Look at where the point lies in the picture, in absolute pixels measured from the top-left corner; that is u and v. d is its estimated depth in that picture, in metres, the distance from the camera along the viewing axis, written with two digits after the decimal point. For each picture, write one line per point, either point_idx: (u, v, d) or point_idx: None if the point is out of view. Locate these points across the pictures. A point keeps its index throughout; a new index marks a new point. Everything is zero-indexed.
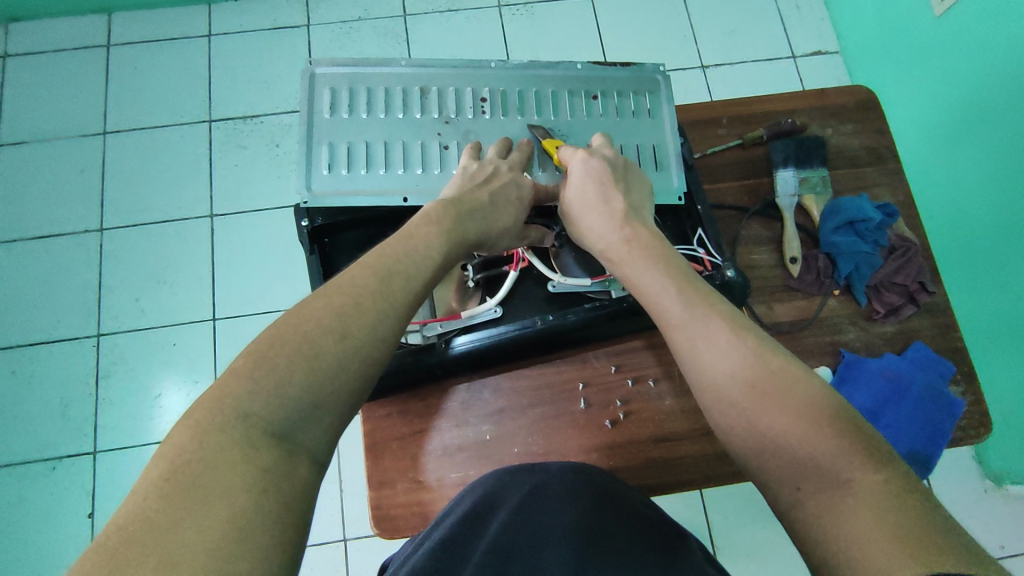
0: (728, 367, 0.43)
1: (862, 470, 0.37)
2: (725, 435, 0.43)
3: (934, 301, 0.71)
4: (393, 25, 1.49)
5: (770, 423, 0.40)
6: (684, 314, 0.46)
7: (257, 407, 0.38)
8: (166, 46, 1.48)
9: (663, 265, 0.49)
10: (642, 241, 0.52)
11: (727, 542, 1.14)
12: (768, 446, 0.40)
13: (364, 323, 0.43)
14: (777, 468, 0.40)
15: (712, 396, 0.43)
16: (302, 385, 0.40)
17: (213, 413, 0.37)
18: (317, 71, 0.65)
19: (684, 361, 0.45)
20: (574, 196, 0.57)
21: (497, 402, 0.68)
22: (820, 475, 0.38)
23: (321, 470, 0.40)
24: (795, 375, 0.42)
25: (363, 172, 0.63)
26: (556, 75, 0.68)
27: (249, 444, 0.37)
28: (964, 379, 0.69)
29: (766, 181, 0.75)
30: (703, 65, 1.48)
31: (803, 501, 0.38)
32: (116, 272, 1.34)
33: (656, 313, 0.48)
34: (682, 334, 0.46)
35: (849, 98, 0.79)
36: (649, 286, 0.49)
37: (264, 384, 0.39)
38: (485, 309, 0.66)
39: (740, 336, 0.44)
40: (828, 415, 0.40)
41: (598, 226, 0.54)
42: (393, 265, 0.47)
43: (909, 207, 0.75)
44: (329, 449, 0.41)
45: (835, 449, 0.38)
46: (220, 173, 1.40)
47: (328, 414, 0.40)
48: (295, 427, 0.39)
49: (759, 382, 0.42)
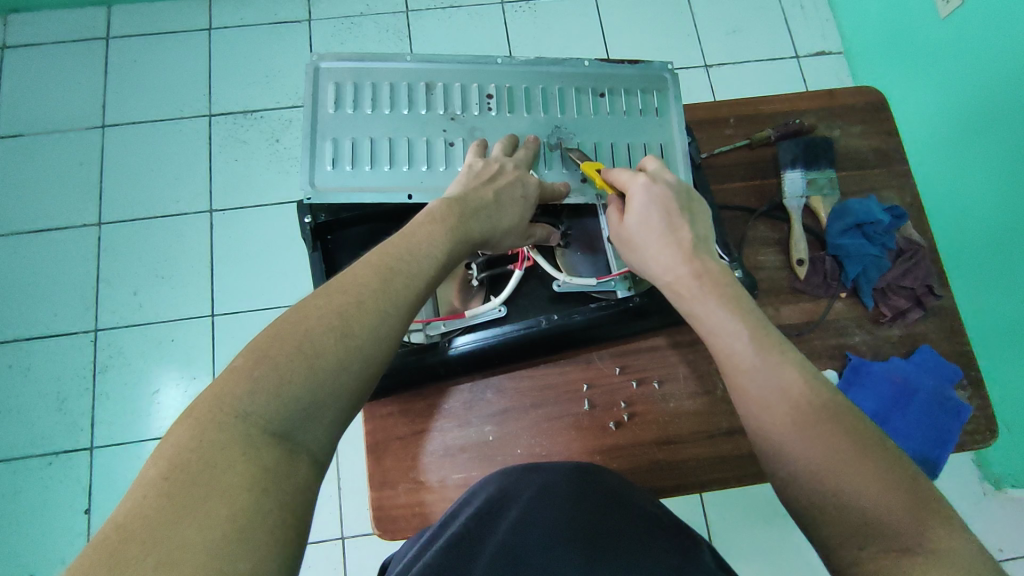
0: (801, 418, 0.43)
1: (936, 536, 0.38)
2: (785, 483, 0.43)
3: (942, 305, 0.70)
4: (395, 20, 1.48)
5: (843, 479, 0.40)
6: (757, 359, 0.45)
7: (257, 405, 0.37)
8: (165, 39, 1.46)
9: (736, 309, 0.48)
10: (711, 278, 0.49)
11: (726, 543, 1.14)
12: (840, 503, 0.40)
13: (366, 321, 0.42)
14: (847, 526, 0.40)
15: (781, 445, 0.43)
16: (303, 384, 0.39)
17: (212, 411, 0.36)
18: (321, 65, 0.64)
19: (752, 405, 0.45)
20: (636, 224, 0.54)
21: (500, 403, 0.67)
22: (895, 536, 0.39)
23: (322, 470, 0.39)
24: (869, 436, 0.42)
25: (367, 168, 0.62)
26: (564, 72, 0.67)
27: (248, 442, 0.36)
28: (971, 384, 0.68)
29: (773, 182, 0.74)
30: (707, 64, 1.47)
31: (866, 560, 0.39)
32: (113, 267, 1.33)
33: (722, 354, 0.47)
34: (753, 379, 0.45)
35: (857, 99, 0.78)
36: (717, 326, 0.48)
37: (263, 382, 0.38)
38: (489, 308, 0.65)
39: (814, 389, 0.44)
40: (902, 481, 0.40)
41: (664, 258, 0.52)
42: (395, 263, 0.46)
43: (916, 210, 0.74)
44: (330, 448, 0.40)
45: (910, 514, 0.39)
46: (219, 168, 1.39)
47: (329, 413, 0.39)
48: (295, 426, 0.38)
49: (835, 437, 0.42)
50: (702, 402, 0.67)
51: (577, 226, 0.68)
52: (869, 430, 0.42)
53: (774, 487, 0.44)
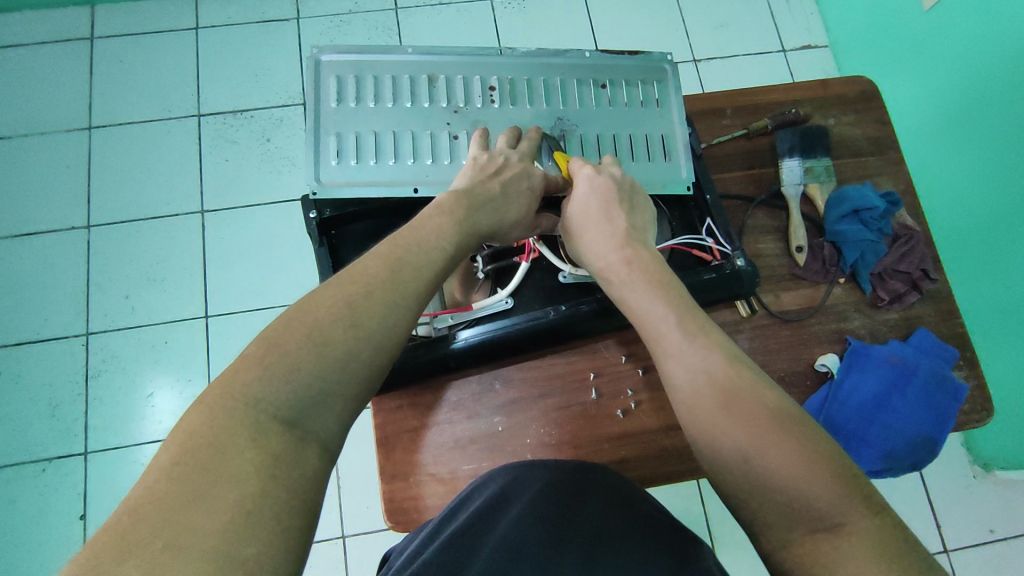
0: (726, 403, 0.43)
1: (857, 513, 0.39)
2: (715, 470, 0.43)
3: (937, 288, 0.72)
4: (384, 18, 1.47)
5: (767, 463, 0.41)
6: (687, 348, 0.46)
7: (267, 392, 0.37)
8: (151, 39, 1.45)
9: (663, 294, 0.50)
10: (642, 266, 0.52)
11: (724, 531, 1.16)
12: (762, 486, 0.41)
13: (376, 311, 0.42)
14: (770, 508, 0.40)
15: (705, 429, 0.44)
16: (313, 371, 0.39)
17: (223, 398, 0.36)
18: (322, 59, 0.64)
19: (680, 392, 0.46)
20: (577, 211, 0.57)
21: (508, 394, 0.67)
22: (816, 518, 0.39)
23: (333, 459, 0.39)
24: (791, 416, 0.43)
25: (372, 162, 0.62)
26: (565, 63, 0.67)
27: (258, 429, 0.36)
28: (967, 364, 0.70)
29: (770, 171, 0.76)
30: (695, 59, 1.48)
31: (797, 543, 0.40)
32: (104, 270, 1.32)
33: (654, 342, 0.49)
34: (681, 366, 0.46)
35: (849, 88, 0.79)
36: (650, 314, 0.49)
37: (275, 370, 0.38)
38: (496, 300, 0.66)
39: (737, 374, 0.44)
40: (825, 461, 0.41)
41: (599, 245, 0.54)
42: (404, 254, 0.47)
43: (910, 195, 0.76)
44: (341, 437, 0.40)
45: (831, 495, 0.39)
46: (210, 169, 1.38)
47: (339, 401, 0.40)
48: (306, 414, 0.38)
49: (759, 422, 0.42)
50: None
51: None
52: (793, 411, 0.43)
53: (704, 472, 0.44)
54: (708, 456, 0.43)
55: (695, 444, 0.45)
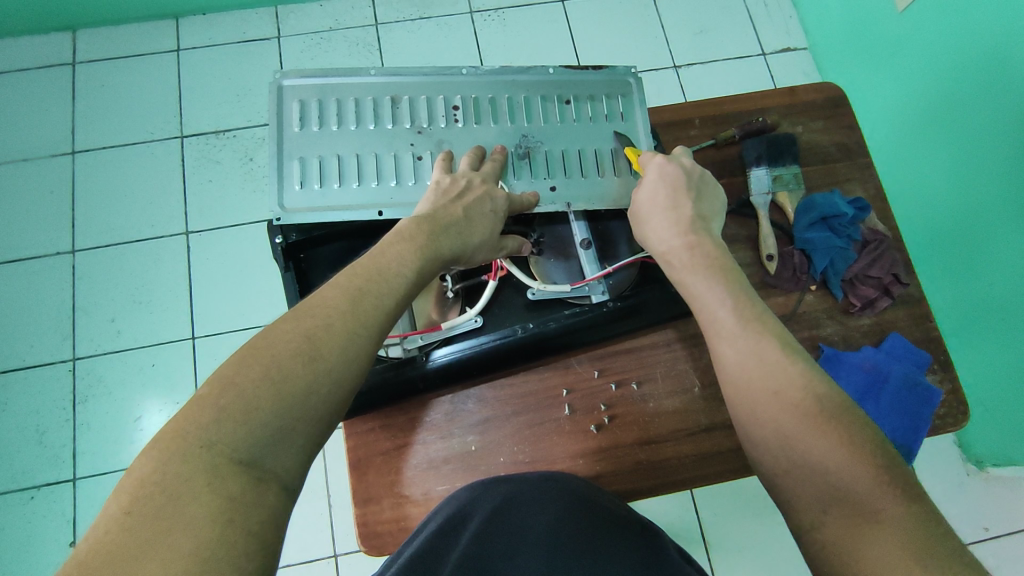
0: (773, 385, 0.44)
1: (895, 503, 0.38)
2: (757, 449, 0.44)
3: (908, 292, 0.72)
4: (365, 34, 1.48)
5: (808, 446, 0.41)
6: (738, 333, 0.47)
7: (223, 433, 0.35)
8: (133, 62, 1.45)
9: (720, 279, 0.51)
10: (700, 249, 0.53)
11: (719, 536, 1.15)
12: (802, 468, 0.41)
13: (335, 344, 0.40)
14: (808, 490, 0.41)
15: (751, 409, 0.44)
16: (271, 410, 0.37)
17: (175, 443, 0.34)
18: (285, 83, 0.64)
19: (727, 371, 0.46)
20: (645, 198, 0.58)
21: (482, 412, 0.67)
22: (852, 505, 0.39)
23: (292, 497, 0.37)
24: (838, 404, 0.42)
25: (336, 186, 0.62)
26: (529, 80, 0.68)
27: (214, 473, 0.34)
28: (941, 368, 0.70)
29: (739, 180, 0.76)
30: (676, 65, 1.49)
31: (826, 525, 0.40)
32: (89, 294, 1.32)
33: (708, 323, 0.49)
34: (732, 346, 0.46)
35: (818, 95, 0.80)
36: (705, 297, 0.50)
37: (230, 410, 0.36)
38: (465, 319, 0.65)
39: (787, 358, 0.45)
40: (868, 451, 0.40)
41: (661, 230, 0.56)
42: (365, 283, 0.44)
43: (880, 201, 0.76)
44: (301, 474, 0.38)
45: (869, 482, 0.39)
46: (194, 190, 1.38)
47: (298, 437, 0.38)
48: (263, 452, 0.36)
49: (805, 406, 0.42)
50: (682, 401, 0.68)
51: (549, 233, 0.69)
52: (839, 399, 0.43)
53: (748, 453, 0.45)
54: (752, 434, 0.44)
55: (741, 422, 0.46)
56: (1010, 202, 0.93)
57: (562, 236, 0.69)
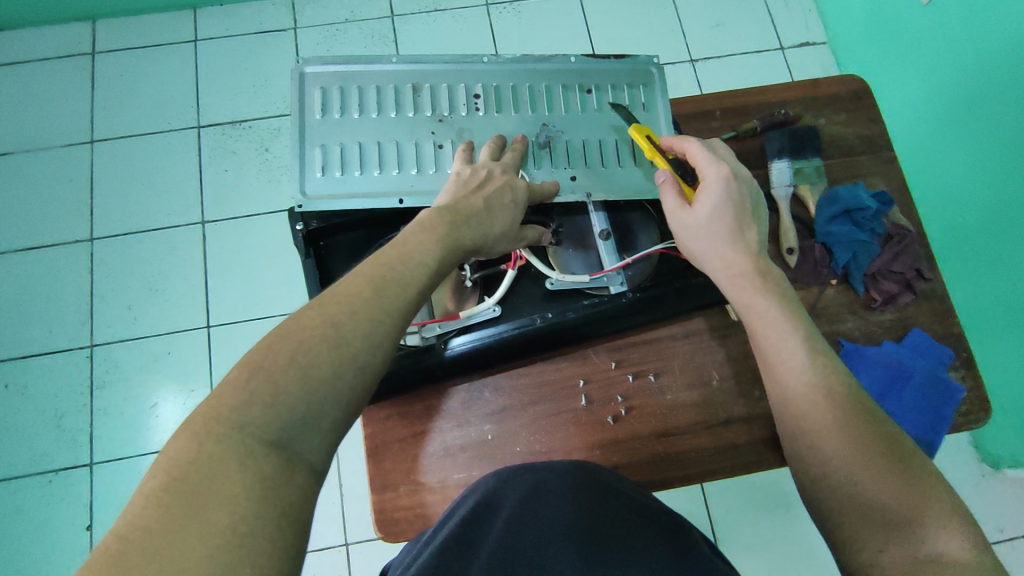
0: (832, 416, 0.47)
1: (941, 524, 0.42)
2: (812, 474, 0.47)
3: (930, 288, 0.71)
4: (381, 26, 1.48)
5: (868, 477, 0.45)
6: (806, 371, 0.50)
7: (253, 415, 0.35)
8: (151, 52, 1.46)
9: (787, 311, 0.53)
10: (762, 284, 0.54)
11: (729, 533, 1.15)
12: (853, 492, 0.45)
13: (360, 329, 0.40)
14: (857, 512, 0.44)
15: (807, 436, 0.48)
16: (299, 393, 0.37)
17: (206, 422, 0.35)
18: (306, 70, 0.64)
19: (787, 403, 0.50)
20: (709, 215, 0.56)
21: (498, 402, 0.67)
22: (900, 526, 0.43)
23: (321, 480, 0.37)
24: (890, 436, 0.46)
25: (357, 174, 0.62)
26: (550, 69, 0.67)
27: (246, 453, 0.34)
28: (964, 365, 0.69)
29: (760, 172, 0.75)
30: (693, 59, 1.48)
31: (876, 544, 0.43)
32: (108, 281, 1.33)
33: (768, 355, 0.52)
34: (795, 376, 0.50)
35: (840, 88, 0.79)
36: (770, 328, 0.52)
37: (260, 393, 0.36)
38: (483, 309, 0.66)
39: (854, 397, 0.48)
40: (918, 478, 0.44)
41: (726, 252, 0.56)
42: (389, 271, 0.44)
43: (903, 195, 0.75)
44: (330, 457, 0.38)
45: (918, 506, 0.43)
46: (210, 180, 1.39)
47: (326, 420, 0.37)
48: (293, 434, 0.36)
49: (861, 437, 0.46)
50: (700, 393, 0.68)
51: (568, 223, 0.69)
52: (892, 432, 0.47)
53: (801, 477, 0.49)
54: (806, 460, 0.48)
55: (794, 448, 0.49)
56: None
57: (580, 226, 0.70)
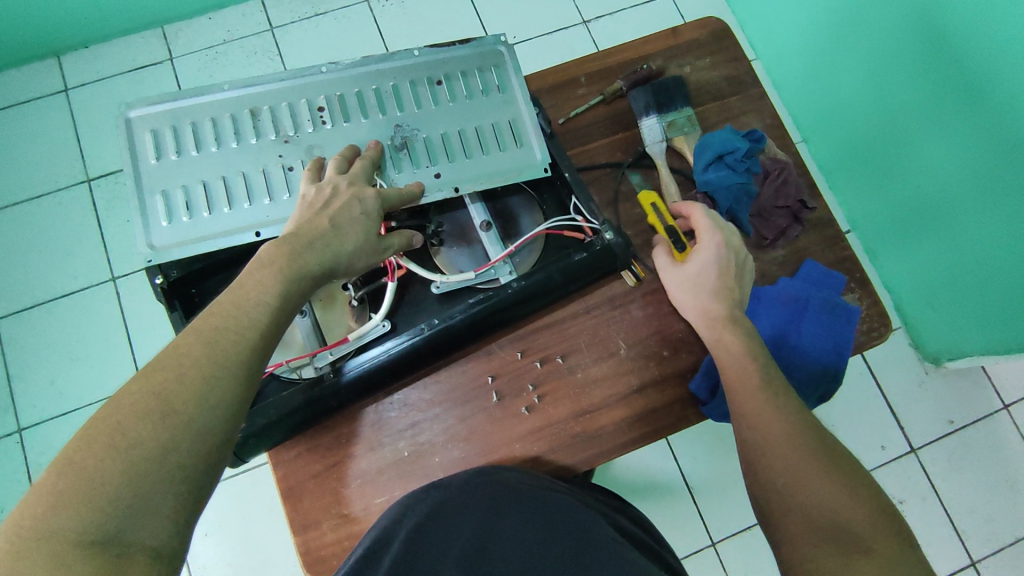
0: (784, 433, 0.52)
1: (883, 542, 0.45)
2: (767, 486, 0.51)
3: (816, 216, 0.72)
4: (261, 41, 1.41)
5: (814, 484, 0.48)
6: (761, 393, 0.55)
7: (65, 518, 0.30)
8: (20, 110, 1.37)
9: (755, 347, 0.58)
10: (730, 331, 0.59)
11: (700, 481, 1.15)
12: (802, 505, 0.48)
13: (192, 388, 0.35)
14: (806, 524, 0.47)
15: (762, 448, 0.52)
16: (124, 481, 0.31)
17: (5, 543, 0.28)
18: (131, 114, 0.60)
19: (748, 421, 0.54)
20: (693, 272, 0.62)
21: (410, 415, 0.65)
22: (849, 539, 0.45)
23: (171, 568, 0.32)
24: (840, 462, 0.49)
25: (206, 215, 0.58)
26: (394, 67, 0.64)
27: (60, 566, 0.28)
28: (858, 286, 0.70)
29: (634, 132, 0.74)
30: (584, 19, 1.45)
31: (818, 555, 0.45)
32: (21, 361, 1.26)
33: (733, 379, 0.57)
34: (752, 399, 0.55)
35: (701, 31, 0.78)
36: (736, 359, 0.58)
37: (73, 492, 0.30)
38: (373, 326, 0.63)
39: (808, 420, 0.53)
40: (864, 497, 0.47)
41: (703, 304, 0.62)
42: (222, 319, 0.40)
43: (776, 129, 0.75)
44: (179, 542, 0.33)
45: (862, 522, 0.46)
46: (112, 234, 1.32)
47: (166, 502, 0.32)
48: (122, 530, 0.31)
49: (811, 456, 0.50)
50: (610, 365, 0.67)
51: (448, 220, 0.67)
52: (845, 458, 0.50)
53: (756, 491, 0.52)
54: (761, 473, 0.52)
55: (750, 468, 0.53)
56: (917, 105, 0.90)
57: (461, 220, 0.68)
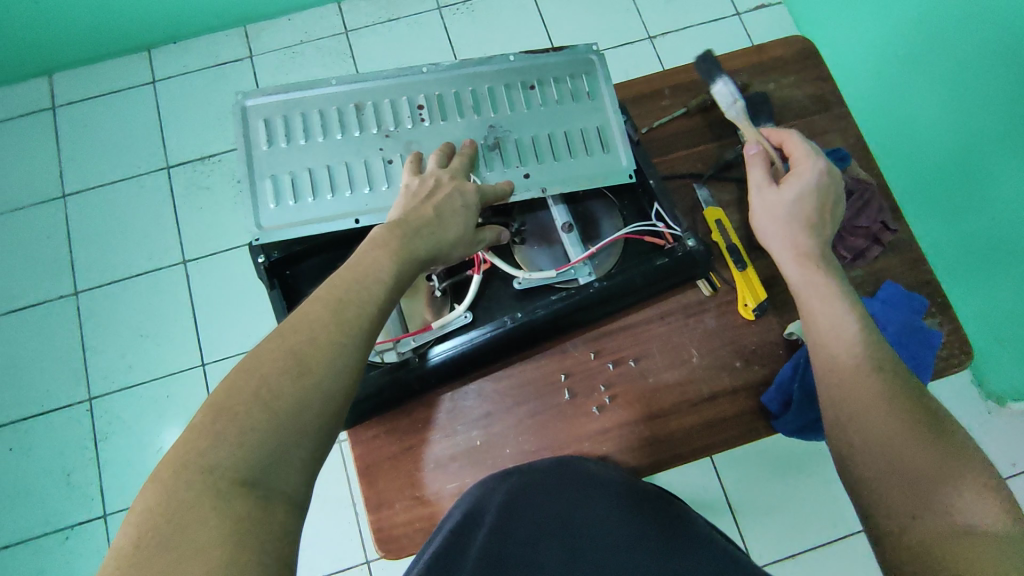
0: (868, 380, 0.48)
1: (979, 500, 0.40)
2: (846, 437, 0.48)
3: (898, 238, 0.72)
4: (336, 43, 1.47)
5: (899, 438, 0.45)
6: (850, 335, 0.51)
7: (220, 458, 0.34)
8: (112, 99, 1.46)
9: (843, 287, 0.54)
10: (826, 270, 0.56)
11: (744, 501, 1.13)
12: (887, 457, 0.45)
13: (323, 356, 0.39)
14: (888, 477, 0.44)
15: (841, 398, 0.49)
16: (268, 430, 0.36)
17: (175, 472, 0.33)
18: (248, 103, 0.64)
19: (825, 370, 0.51)
20: (789, 201, 0.59)
21: (483, 406, 0.67)
22: (937, 495, 0.42)
23: (302, 513, 0.36)
24: (935, 416, 0.45)
25: (311, 200, 0.62)
26: (491, 71, 0.67)
27: (218, 498, 0.33)
28: (940, 310, 0.69)
29: (716, 145, 0.75)
30: (651, 35, 1.47)
31: (901, 513, 0.43)
32: (98, 333, 1.33)
33: (810, 322, 0.54)
34: (831, 342, 0.52)
35: (787, 49, 0.79)
36: (818, 301, 0.54)
37: (226, 434, 0.35)
38: (456, 316, 0.66)
39: (898, 368, 0.49)
40: (955, 449, 0.43)
41: (795, 238, 0.58)
42: (345, 293, 0.44)
43: (860, 149, 0.75)
44: (309, 488, 0.37)
45: (955, 477, 0.42)
46: (187, 219, 1.39)
47: (300, 452, 0.37)
48: (265, 472, 0.35)
49: (897, 406, 0.46)
50: (682, 372, 0.68)
51: (530, 220, 0.69)
52: (939, 411, 0.46)
53: (837, 443, 0.49)
54: (853, 438, 0.47)
55: (836, 427, 0.49)
56: (1007, 138, 0.85)
57: (543, 221, 0.70)
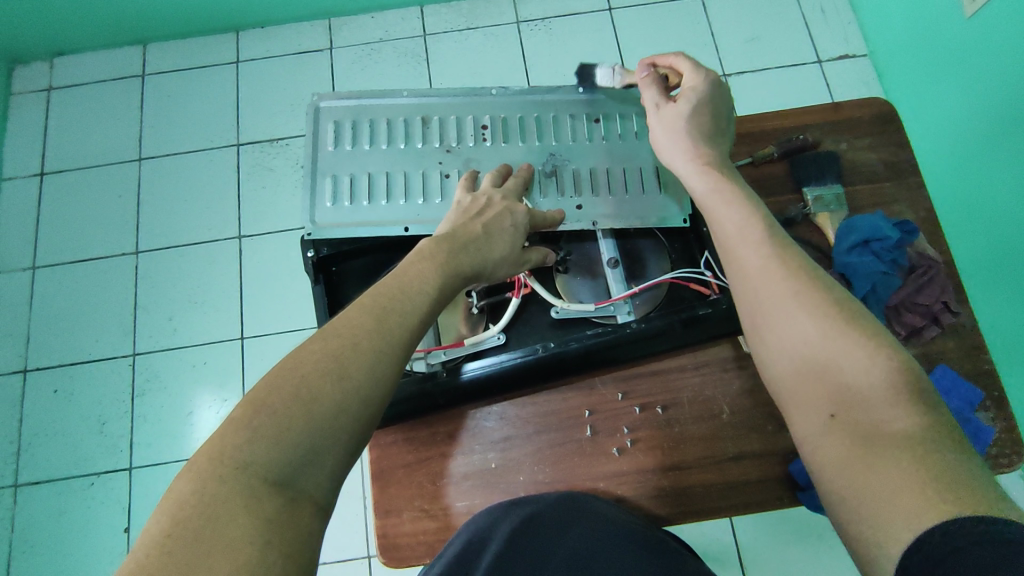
0: (790, 290, 0.45)
1: (900, 414, 0.39)
2: (771, 357, 0.46)
3: (959, 322, 0.68)
4: (413, 45, 1.51)
5: (826, 352, 0.42)
6: (766, 250, 0.47)
7: (256, 453, 0.35)
8: (196, 74, 1.53)
9: (745, 204, 0.51)
10: (730, 186, 0.53)
11: (756, 562, 1.09)
12: (813, 375, 0.43)
13: (363, 363, 0.40)
14: (813, 398, 0.42)
15: (763, 318, 0.46)
16: (304, 430, 0.37)
17: (211, 464, 0.35)
18: (321, 104, 0.66)
19: (745, 285, 0.48)
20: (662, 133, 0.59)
21: (503, 430, 0.67)
22: (861, 412, 0.40)
23: (326, 515, 0.37)
24: (858, 324, 0.43)
25: (366, 204, 0.63)
26: (559, 100, 0.68)
27: (250, 494, 0.34)
28: (995, 404, 0.65)
29: (777, 201, 0.73)
30: (726, 74, 1.45)
31: (829, 433, 0.41)
32: (150, 293, 1.39)
33: (723, 237, 0.51)
34: (751, 258, 0.48)
35: (865, 110, 0.76)
36: (734, 220, 0.50)
37: (264, 431, 0.36)
38: (488, 336, 0.66)
39: (812, 274, 0.46)
40: (878, 353, 0.41)
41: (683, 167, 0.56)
42: (388, 302, 0.44)
43: (930, 223, 0.72)
44: (335, 493, 0.38)
45: (878, 389, 0.40)
46: (248, 196, 1.44)
47: (331, 456, 0.37)
48: (296, 472, 0.36)
49: (820, 314, 0.43)
50: (709, 427, 0.66)
51: (576, 250, 0.69)
52: (857, 312, 0.44)
53: (761, 360, 0.47)
54: (780, 357, 0.45)
55: (763, 348, 0.46)
56: None
57: (589, 253, 0.69)
